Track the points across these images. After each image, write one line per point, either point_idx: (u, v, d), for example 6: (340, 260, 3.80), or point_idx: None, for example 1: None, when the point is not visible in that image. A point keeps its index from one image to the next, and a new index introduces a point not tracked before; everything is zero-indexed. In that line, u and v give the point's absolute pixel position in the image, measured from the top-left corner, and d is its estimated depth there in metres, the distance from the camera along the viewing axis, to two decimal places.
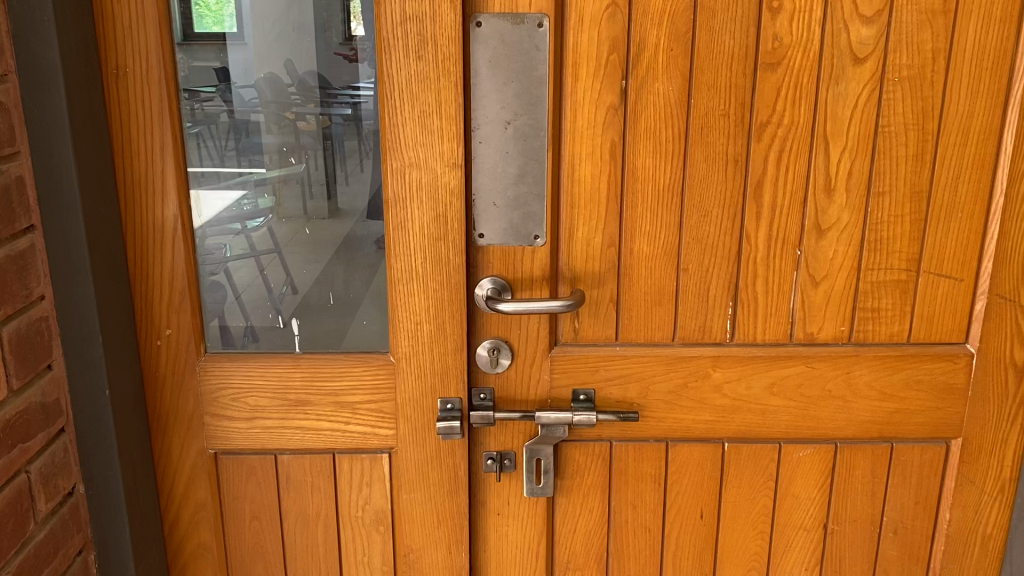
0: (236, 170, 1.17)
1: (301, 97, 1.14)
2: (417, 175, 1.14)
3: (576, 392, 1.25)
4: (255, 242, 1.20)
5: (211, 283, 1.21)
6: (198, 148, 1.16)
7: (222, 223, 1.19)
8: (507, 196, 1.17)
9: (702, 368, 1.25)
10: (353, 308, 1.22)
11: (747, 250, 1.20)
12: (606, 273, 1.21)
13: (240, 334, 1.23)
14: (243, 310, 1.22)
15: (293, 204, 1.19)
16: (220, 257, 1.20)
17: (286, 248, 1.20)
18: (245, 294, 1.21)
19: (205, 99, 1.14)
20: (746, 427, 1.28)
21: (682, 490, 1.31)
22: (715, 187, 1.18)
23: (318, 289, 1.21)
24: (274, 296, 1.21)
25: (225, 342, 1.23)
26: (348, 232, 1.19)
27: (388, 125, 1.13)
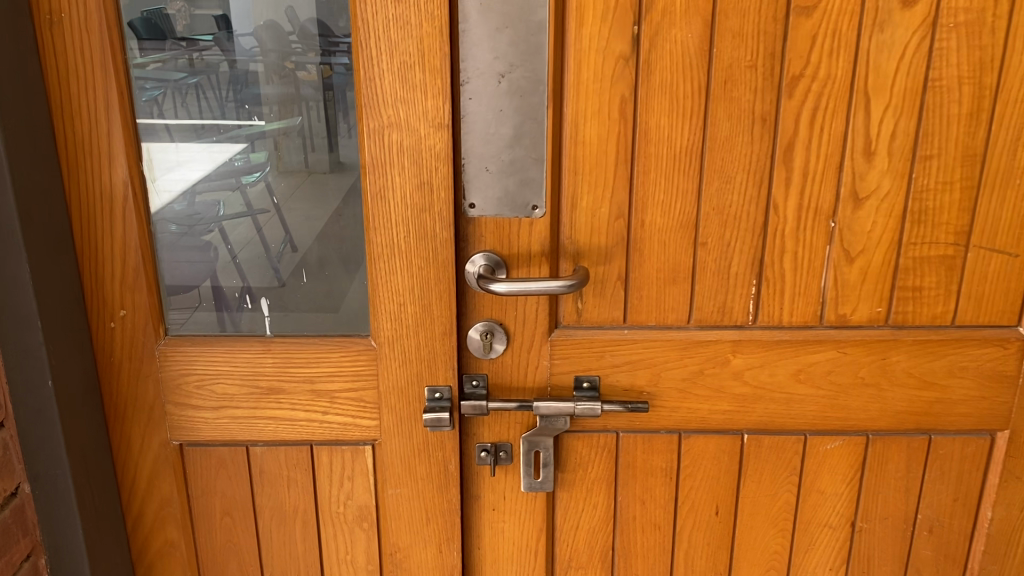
0: (236, 123, 1.03)
1: (301, 47, 1.00)
2: (396, 136, 1.00)
3: (579, 379, 1.13)
4: (253, 200, 1.06)
5: (208, 242, 1.08)
6: (198, 100, 1.02)
7: (219, 176, 1.05)
8: (503, 160, 1.03)
9: (721, 354, 1.12)
10: (343, 270, 1.08)
11: (774, 221, 1.06)
12: (613, 247, 1.08)
13: (236, 296, 1.10)
14: (240, 270, 1.09)
15: (293, 157, 1.04)
16: (212, 215, 1.07)
17: (286, 205, 1.06)
18: (243, 254, 1.09)
19: (204, 48, 1.00)
20: (769, 417, 1.15)
21: (696, 485, 1.19)
22: (740, 149, 1.04)
23: (291, 265, 1.08)
24: (273, 254, 1.08)
25: (220, 305, 1.10)
26: (338, 203, 1.05)
27: (362, 79, 0.98)
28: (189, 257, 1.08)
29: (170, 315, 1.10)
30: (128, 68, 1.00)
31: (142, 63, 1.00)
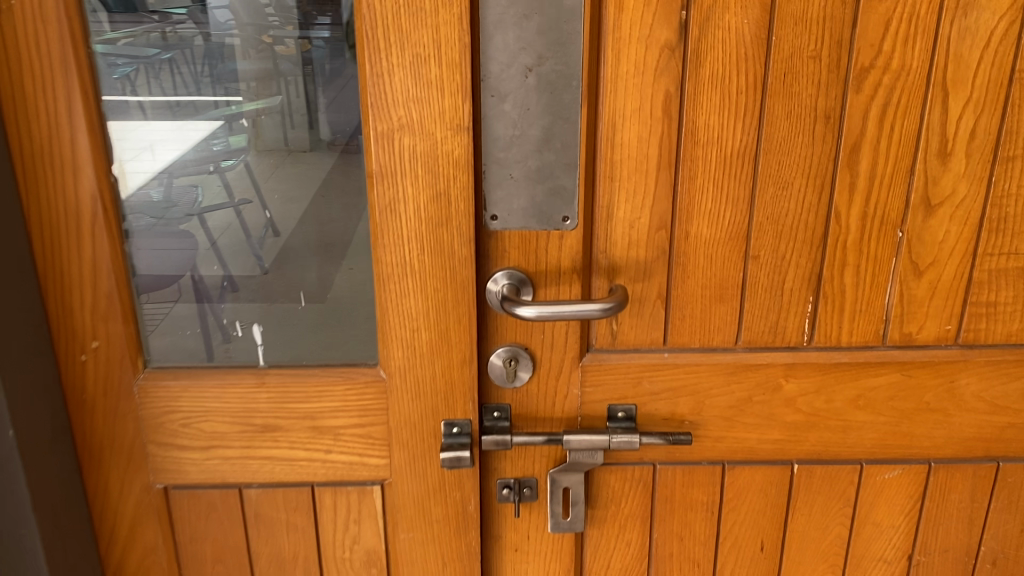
0: (211, 101, 0.88)
1: (278, 18, 0.85)
2: (409, 141, 0.86)
3: (613, 409, 1.01)
4: (232, 184, 0.91)
5: (186, 231, 0.93)
6: (171, 76, 0.87)
7: (193, 156, 0.90)
8: (530, 166, 0.90)
9: (772, 378, 1.00)
10: (327, 254, 0.93)
11: (835, 231, 0.94)
12: (653, 262, 0.95)
13: (216, 286, 0.95)
14: (220, 258, 0.94)
15: (273, 135, 0.89)
16: (191, 203, 0.92)
17: (268, 186, 0.91)
18: (222, 240, 0.93)
19: (179, 21, 0.85)
20: (823, 446, 1.03)
21: (739, 519, 1.08)
22: (799, 151, 0.91)
23: (285, 284, 0.95)
24: (254, 240, 0.93)
25: (200, 295, 0.95)
26: (322, 180, 0.91)
27: (368, 75, 0.84)
28: (164, 248, 0.93)
29: (148, 323, 0.96)
30: (94, 67, 0.86)
31: (112, 38, 0.85)
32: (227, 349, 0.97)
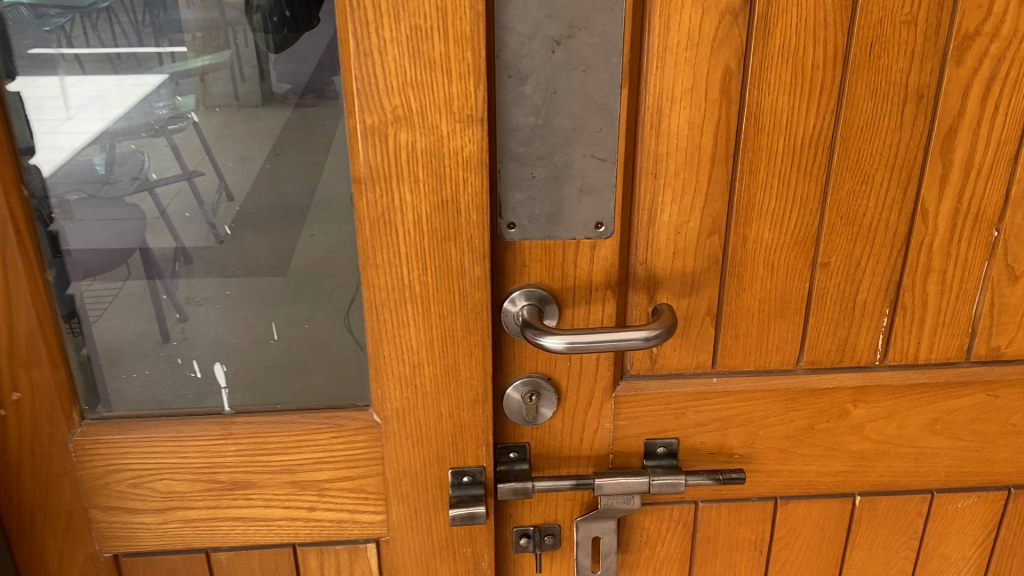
0: (155, 50, 0.67)
1: None
2: (406, 137, 0.68)
3: (651, 445, 0.85)
4: (181, 147, 0.71)
5: (130, 201, 0.72)
6: (109, 24, 0.66)
7: (137, 114, 0.69)
8: (556, 162, 0.72)
9: (839, 404, 0.85)
10: (288, 218, 0.74)
11: (919, 232, 0.78)
12: (702, 273, 0.78)
13: (167, 259, 0.75)
14: (173, 230, 0.74)
15: (226, 89, 0.69)
16: (137, 169, 0.71)
17: (224, 146, 0.71)
18: (172, 206, 0.73)
19: None
20: (891, 477, 0.89)
21: (791, 558, 0.93)
22: (882, 137, 0.74)
23: (255, 313, 0.77)
24: (208, 207, 0.73)
25: (152, 273, 0.75)
26: (277, 136, 0.71)
27: (354, 53, 0.65)
28: (99, 218, 0.73)
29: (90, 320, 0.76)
30: None
31: None
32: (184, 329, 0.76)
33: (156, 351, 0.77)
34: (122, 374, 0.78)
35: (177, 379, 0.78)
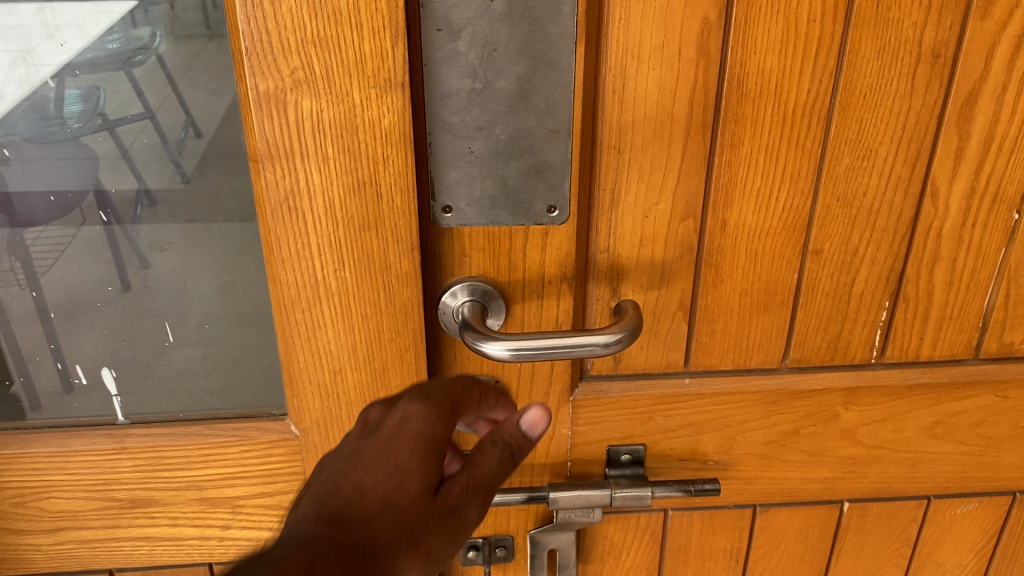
0: None
1: None
2: (310, 106, 0.55)
3: (615, 453, 0.75)
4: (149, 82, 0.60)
5: (84, 140, 0.61)
6: None
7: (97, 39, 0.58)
8: (500, 135, 0.60)
9: (828, 407, 0.75)
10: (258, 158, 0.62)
11: (928, 214, 0.67)
12: (675, 262, 0.67)
13: (128, 203, 0.64)
14: (137, 171, 0.63)
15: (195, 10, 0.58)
16: (97, 105, 0.60)
17: (192, 76, 0.60)
18: (136, 145, 0.62)
19: None
20: (884, 483, 0.79)
21: (769, 568, 0.84)
22: (889, 104, 0.62)
23: (190, 276, 0.66)
24: (172, 147, 0.62)
25: (112, 219, 0.64)
26: None
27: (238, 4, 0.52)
28: (59, 157, 0.62)
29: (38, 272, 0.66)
30: None
31: None
32: (145, 278, 0.66)
33: (118, 305, 0.67)
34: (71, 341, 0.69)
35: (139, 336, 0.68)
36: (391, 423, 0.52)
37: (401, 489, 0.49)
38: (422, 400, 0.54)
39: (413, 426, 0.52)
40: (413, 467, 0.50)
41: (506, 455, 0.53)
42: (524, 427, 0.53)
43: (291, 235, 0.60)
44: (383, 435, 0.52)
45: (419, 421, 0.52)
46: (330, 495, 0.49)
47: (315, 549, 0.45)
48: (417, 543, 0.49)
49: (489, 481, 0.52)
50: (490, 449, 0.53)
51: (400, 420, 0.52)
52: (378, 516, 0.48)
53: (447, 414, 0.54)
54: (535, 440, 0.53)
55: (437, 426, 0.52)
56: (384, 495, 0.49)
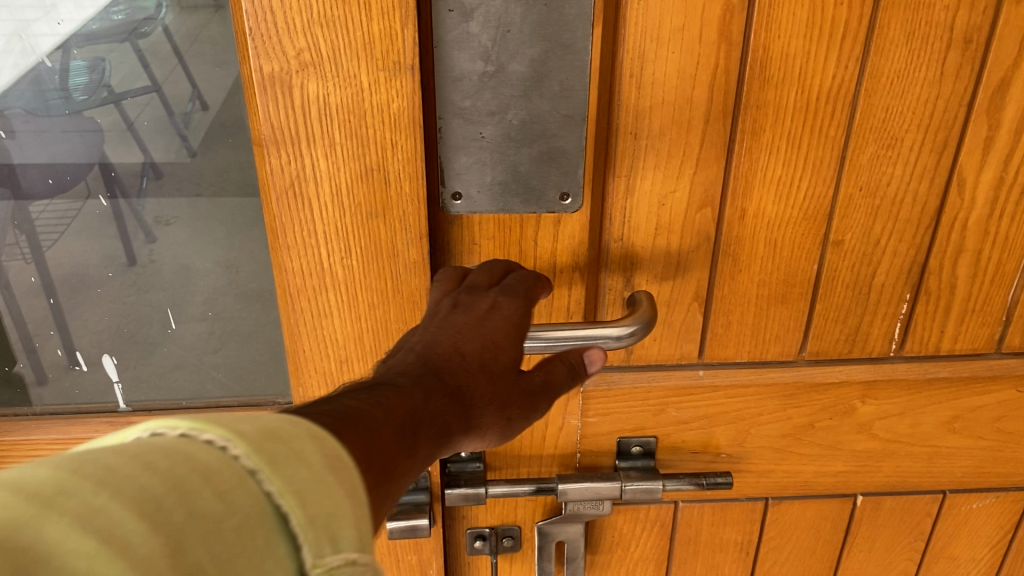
0: None
1: None
2: (316, 89, 0.53)
3: (625, 444, 0.74)
4: (150, 56, 0.61)
5: (88, 115, 0.65)
6: None
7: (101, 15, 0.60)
8: (512, 120, 0.58)
9: (844, 401, 0.73)
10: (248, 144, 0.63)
11: (953, 206, 0.65)
12: (691, 251, 0.65)
13: (134, 175, 0.68)
14: (143, 141, 0.66)
15: None
16: (99, 79, 0.62)
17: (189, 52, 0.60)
18: (140, 118, 0.65)
19: None
20: (899, 477, 0.78)
21: (780, 560, 0.82)
22: (917, 91, 0.60)
23: (192, 251, 0.71)
24: (176, 118, 0.64)
25: (115, 190, 0.68)
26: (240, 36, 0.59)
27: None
28: (64, 131, 0.66)
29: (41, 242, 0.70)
30: None
31: None
32: (151, 252, 0.70)
33: (122, 275, 0.73)
34: (80, 310, 0.74)
35: (145, 309, 0.74)
36: (483, 305, 0.54)
37: (496, 361, 0.51)
38: (501, 291, 0.55)
39: (506, 312, 0.54)
40: (506, 345, 0.52)
41: (571, 376, 0.56)
42: (586, 360, 0.57)
43: (298, 221, 0.58)
44: (473, 311, 0.53)
45: (511, 310, 0.54)
46: (430, 351, 0.50)
47: (426, 387, 0.45)
48: (502, 408, 0.51)
49: (558, 388, 0.55)
50: (560, 366, 0.55)
51: (491, 305, 0.54)
52: (475, 375, 0.50)
53: (529, 307, 0.56)
54: (589, 376, 0.57)
55: (525, 317, 0.54)
56: (479, 360, 0.51)
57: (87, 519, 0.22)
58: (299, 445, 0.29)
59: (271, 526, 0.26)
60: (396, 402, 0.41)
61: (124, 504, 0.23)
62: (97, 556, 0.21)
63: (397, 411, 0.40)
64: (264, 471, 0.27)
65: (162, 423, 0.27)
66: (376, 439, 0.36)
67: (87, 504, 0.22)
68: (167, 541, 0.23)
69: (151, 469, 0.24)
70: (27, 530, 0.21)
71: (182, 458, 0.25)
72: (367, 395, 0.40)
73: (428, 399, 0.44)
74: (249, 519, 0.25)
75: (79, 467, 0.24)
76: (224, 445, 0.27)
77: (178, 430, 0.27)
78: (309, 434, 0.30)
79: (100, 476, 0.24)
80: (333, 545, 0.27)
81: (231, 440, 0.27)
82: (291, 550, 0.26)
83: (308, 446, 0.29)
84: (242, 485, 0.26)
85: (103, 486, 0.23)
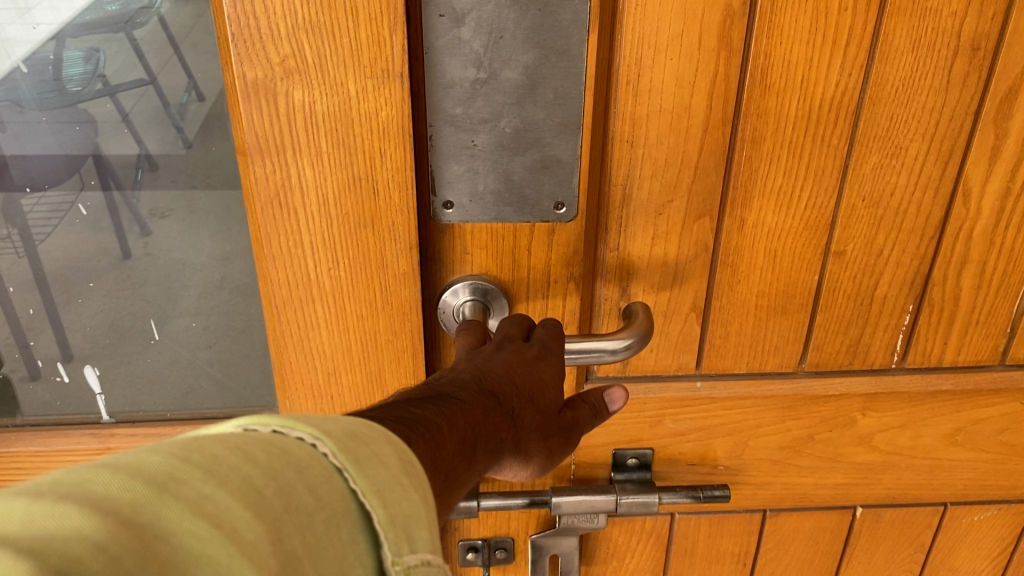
0: None
1: None
2: (302, 97, 0.51)
3: (621, 456, 0.72)
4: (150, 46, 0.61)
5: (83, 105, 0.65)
6: None
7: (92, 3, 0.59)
8: (505, 128, 0.56)
9: (845, 412, 0.72)
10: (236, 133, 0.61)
11: (959, 217, 0.63)
12: (689, 261, 0.63)
13: (129, 168, 0.68)
14: (137, 133, 0.66)
15: None
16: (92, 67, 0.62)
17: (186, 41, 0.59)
18: (137, 107, 0.65)
19: None
20: (900, 490, 0.76)
21: (777, 571, 0.81)
22: (922, 100, 0.58)
23: (181, 249, 0.70)
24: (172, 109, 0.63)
25: (110, 182, 0.69)
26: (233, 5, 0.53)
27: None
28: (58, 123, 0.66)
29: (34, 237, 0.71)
30: None
31: None
32: (146, 246, 0.70)
33: (109, 270, 0.72)
34: (71, 302, 0.73)
35: (127, 318, 0.73)
36: (530, 350, 0.53)
37: (542, 396, 0.51)
38: (539, 344, 0.54)
39: (550, 361, 0.53)
40: (551, 385, 0.52)
41: (594, 416, 0.55)
42: (608, 398, 0.55)
43: (284, 231, 0.56)
44: (518, 352, 0.53)
45: (557, 363, 0.53)
46: (487, 375, 0.48)
47: (483, 402, 0.46)
48: (545, 438, 0.51)
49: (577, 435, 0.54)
50: (584, 409, 0.54)
51: (537, 353, 0.53)
52: (524, 401, 0.49)
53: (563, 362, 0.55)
54: (608, 414, 0.56)
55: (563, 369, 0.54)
56: (528, 395, 0.50)
57: (201, 506, 0.24)
58: (378, 447, 0.31)
59: (355, 523, 0.29)
60: (457, 417, 0.42)
61: (231, 496, 0.25)
62: (210, 537, 0.24)
63: (459, 422, 0.42)
64: (350, 470, 0.29)
65: (253, 418, 0.29)
66: (441, 449, 0.38)
67: (198, 492, 0.24)
68: (267, 530, 0.26)
69: (252, 462, 0.27)
70: (148, 511, 0.23)
71: (278, 453, 0.27)
72: (431, 404, 0.42)
73: (488, 414, 0.45)
74: (334, 515, 0.28)
75: (189, 454, 0.25)
76: (314, 443, 0.29)
77: (269, 426, 0.28)
78: (386, 437, 0.32)
79: (208, 466, 0.25)
80: (408, 544, 0.30)
81: (320, 438, 0.29)
82: (370, 544, 0.29)
83: (385, 449, 0.31)
84: (329, 481, 0.28)
85: (211, 476, 0.25)
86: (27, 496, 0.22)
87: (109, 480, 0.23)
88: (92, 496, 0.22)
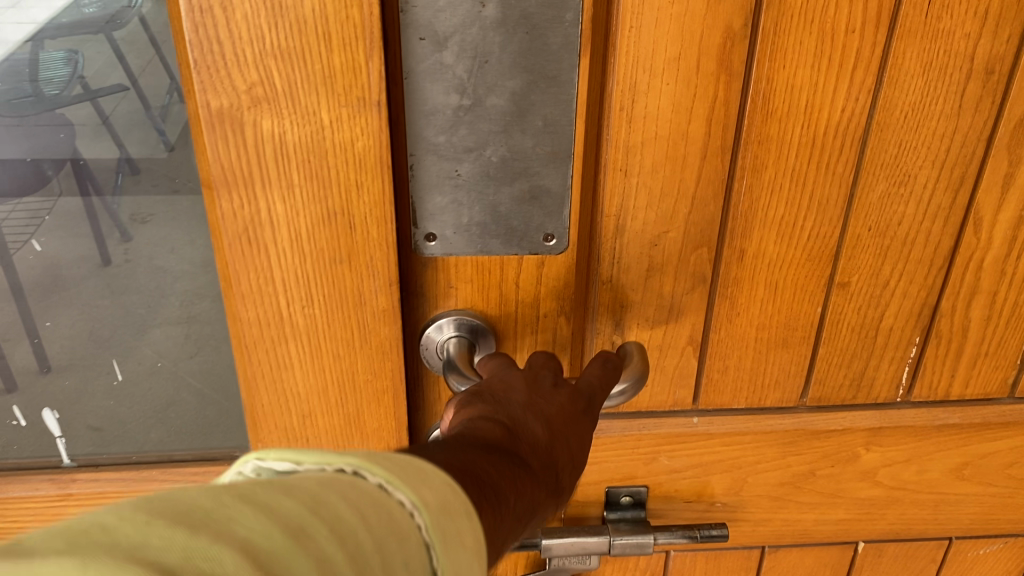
0: None
1: None
2: (271, 127, 0.47)
3: (614, 494, 0.69)
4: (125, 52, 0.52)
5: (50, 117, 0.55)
6: None
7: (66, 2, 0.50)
8: (490, 157, 0.53)
9: (848, 447, 0.69)
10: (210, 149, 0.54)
11: (969, 246, 0.60)
12: (685, 294, 0.60)
13: (109, 174, 0.57)
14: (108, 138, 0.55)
15: None
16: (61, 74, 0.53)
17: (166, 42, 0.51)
18: (104, 115, 0.54)
19: None
20: (905, 525, 0.73)
21: None
22: (933, 125, 0.55)
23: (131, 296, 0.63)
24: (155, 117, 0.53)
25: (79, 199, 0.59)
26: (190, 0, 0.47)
27: (183, 10, 0.44)
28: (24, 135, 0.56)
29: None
30: None
31: None
32: (127, 251, 0.60)
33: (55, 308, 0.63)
34: (49, 313, 0.64)
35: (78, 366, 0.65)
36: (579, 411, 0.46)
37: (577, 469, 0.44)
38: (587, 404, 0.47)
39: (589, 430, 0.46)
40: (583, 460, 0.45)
41: None
42: None
43: (253, 268, 0.52)
44: (570, 404, 0.46)
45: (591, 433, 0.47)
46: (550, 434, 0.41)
47: (547, 468, 0.39)
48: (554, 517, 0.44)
49: None
50: None
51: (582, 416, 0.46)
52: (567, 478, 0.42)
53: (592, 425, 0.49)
54: None
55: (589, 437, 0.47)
56: (572, 455, 0.43)
57: (326, 568, 0.22)
58: (462, 523, 0.26)
59: None
60: (529, 487, 0.35)
61: (346, 562, 0.22)
62: None
63: (528, 497, 0.35)
64: (437, 549, 0.25)
65: (363, 460, 0.25)
66: (502, 530, 0.31)
67: (325, 553, 0.22)
68: None
69: (364, 527, 0.23)
70: (280, 566, 0.21)
71: (384, 522, 0.24)
72: (506, 461, 0.35)
73: (549, 497, 0.37)
74: None
75: (316, 506, 0.23)
76: (411, 511, 0.25)
77: (375, 478, 0.25)
78: (466, 507, 0.27)
79: (334, 525, 0.23)
80: None
81: (417, 507, 0.25)
82: None
83: (467, 527, 0.27)
84: (418, 561, 0.24)
85: (334, 536, 0.22)
86: (184, 526, 0.20)
87: (254, 525, 0.21)
88: (239, 540, 0.21)
